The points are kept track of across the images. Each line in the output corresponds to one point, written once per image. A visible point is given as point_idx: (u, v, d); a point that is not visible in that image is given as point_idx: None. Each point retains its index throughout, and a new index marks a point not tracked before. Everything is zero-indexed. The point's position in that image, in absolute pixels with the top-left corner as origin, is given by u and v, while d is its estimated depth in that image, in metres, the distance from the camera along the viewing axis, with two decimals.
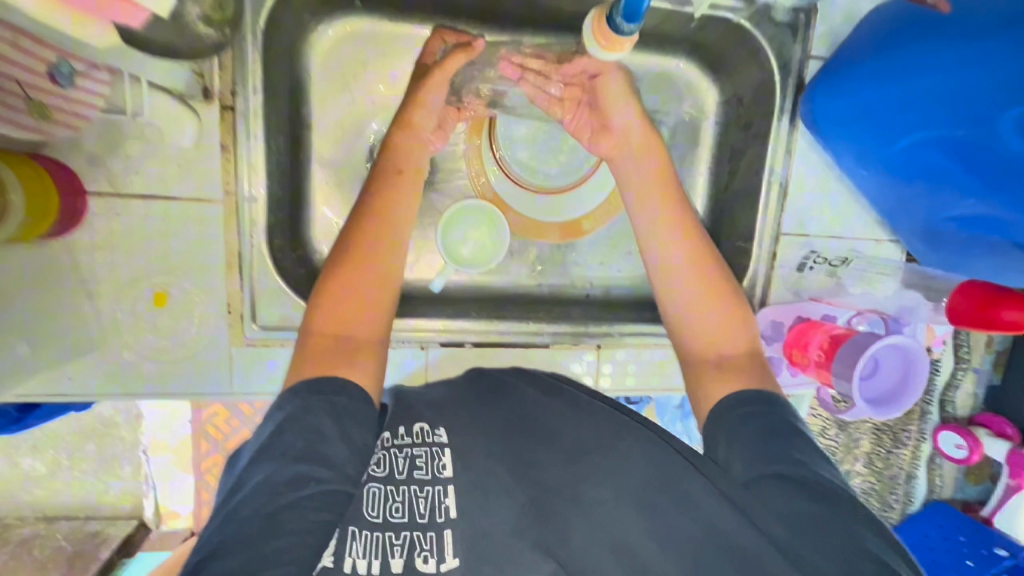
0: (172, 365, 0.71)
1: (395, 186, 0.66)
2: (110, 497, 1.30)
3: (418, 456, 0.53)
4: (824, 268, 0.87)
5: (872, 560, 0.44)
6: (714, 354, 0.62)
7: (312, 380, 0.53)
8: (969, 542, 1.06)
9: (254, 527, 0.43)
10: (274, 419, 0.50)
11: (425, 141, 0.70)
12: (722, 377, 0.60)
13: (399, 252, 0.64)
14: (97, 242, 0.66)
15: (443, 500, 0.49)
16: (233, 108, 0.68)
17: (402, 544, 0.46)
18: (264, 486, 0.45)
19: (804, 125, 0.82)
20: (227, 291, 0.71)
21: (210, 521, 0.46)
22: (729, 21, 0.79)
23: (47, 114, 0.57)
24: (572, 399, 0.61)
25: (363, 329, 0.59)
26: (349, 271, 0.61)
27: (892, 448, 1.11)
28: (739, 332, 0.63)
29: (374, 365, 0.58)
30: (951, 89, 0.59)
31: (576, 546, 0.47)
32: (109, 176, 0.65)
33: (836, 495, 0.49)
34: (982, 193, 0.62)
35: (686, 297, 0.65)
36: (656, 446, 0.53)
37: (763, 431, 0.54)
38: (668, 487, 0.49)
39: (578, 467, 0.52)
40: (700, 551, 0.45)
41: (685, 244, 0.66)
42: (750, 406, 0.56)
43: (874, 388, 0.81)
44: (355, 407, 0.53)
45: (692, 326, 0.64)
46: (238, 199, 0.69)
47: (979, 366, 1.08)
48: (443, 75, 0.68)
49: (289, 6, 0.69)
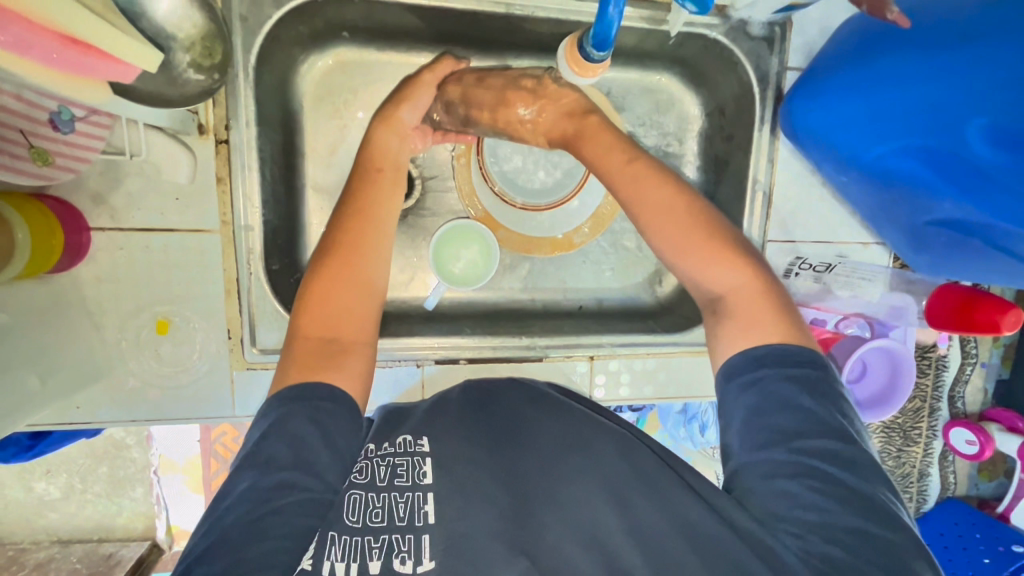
0: (174, 392, 0.73)
1: (375, 186, 0.71)
2: (122, 519, 1.35)
3: (399, 465, 0.57)
4: (810, 274, 0.87)
5: (845, 537, 0.46)
6: (715, 300, 0.59)
7: (299, 386, 0.56)
8: (985, 539, 1.07)
9: (240, 530, 0.47)
10: (260, 426, 0.54)
11: (406, 140, 0.75)
12: (734, 325, 0.57)
13: (383, 251, 0.68)
14: (101, 277, 0.69)
15: (422, 505, 0.53)
16: (227, 141, 0.70)
17: (380, 547, 0.50)
18: (251, 493, 0.49)
19: (784, 136, 0.84)
20: (227, 318, 0.73)
21: (198, 529, 0.50)
22: (707, 37, 0.81)
23: (47, 159, 0.57)
24: (554, 406, 0.67)
25: (349, 330, 0.63)
26: (333, 276, 0.64)
27: (903, 446, 1.11)
28: (733, 271, 0.59)
29: (360, 366, 0.61)
30: (920, 102, 0.62)
31: (548, 543, 0.51)
32: (110, 213, 0.68)
33: (834, 472, 0.48)
34: (958, 198, 0.63)
35: (680, 247, 0.61)
36: (628, 446, 0.59)
37: (762, 412, 0.51)
38: (640, 485, 0.55)
39: (555, 470, 0.58)
40: (666, 541, 0.50)
41: (668, 202, 0.63)
42: (749, 378, 0.53)
43: (864, 390, 0.84)
44: (342, 414, 0.56)
45: (693, 275, 0.61)
46: (234, 229, 0.72)
47: (988, 361, 1.10)
48: (433, 77, 0.76)
49: (278, 43, 0.72)
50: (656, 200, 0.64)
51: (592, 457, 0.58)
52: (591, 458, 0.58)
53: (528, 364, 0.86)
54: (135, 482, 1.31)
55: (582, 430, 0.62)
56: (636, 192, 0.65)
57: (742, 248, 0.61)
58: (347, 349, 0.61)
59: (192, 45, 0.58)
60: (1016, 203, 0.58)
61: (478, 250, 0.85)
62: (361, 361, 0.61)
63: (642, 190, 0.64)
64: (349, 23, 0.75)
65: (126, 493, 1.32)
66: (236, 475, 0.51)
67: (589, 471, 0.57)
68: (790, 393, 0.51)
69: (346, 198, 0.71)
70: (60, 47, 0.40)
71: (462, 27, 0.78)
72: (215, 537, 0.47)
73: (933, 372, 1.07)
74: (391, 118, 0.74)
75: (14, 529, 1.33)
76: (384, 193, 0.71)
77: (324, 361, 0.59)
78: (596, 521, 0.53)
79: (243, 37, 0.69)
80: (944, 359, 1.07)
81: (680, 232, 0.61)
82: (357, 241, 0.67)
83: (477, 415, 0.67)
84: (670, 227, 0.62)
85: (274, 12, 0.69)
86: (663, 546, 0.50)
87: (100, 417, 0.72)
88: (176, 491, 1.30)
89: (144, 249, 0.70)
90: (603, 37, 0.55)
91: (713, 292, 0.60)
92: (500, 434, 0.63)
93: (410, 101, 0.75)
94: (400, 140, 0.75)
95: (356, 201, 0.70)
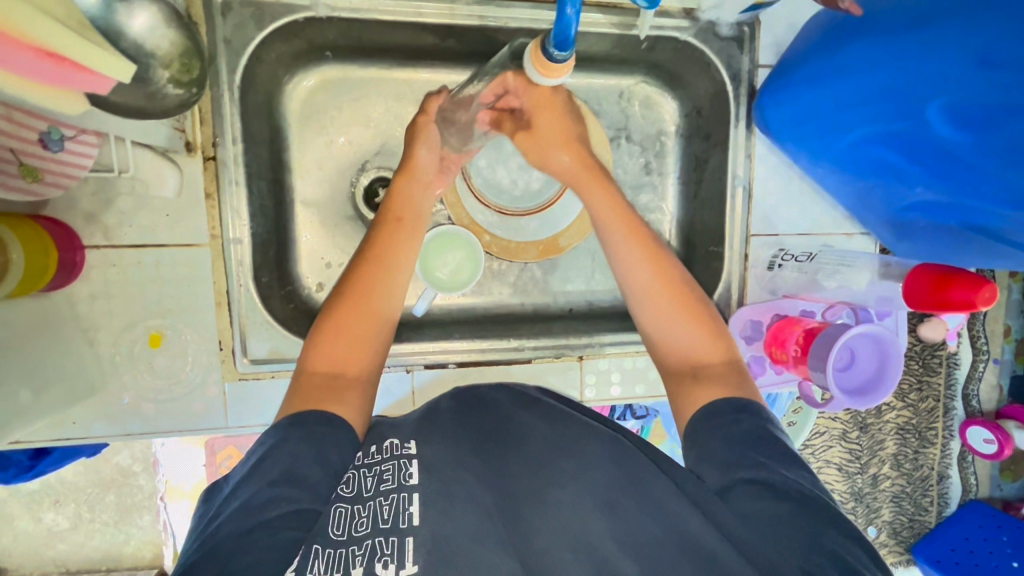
0: (169, 405, 0.75)
1: (398, 235, 0.75)
2: (129, 548, 1.35)
3: (385, 471, 0.57)
4: (793, 265, 0.87)
5: (822, 551, 0.48)
6: (693, 366, 0.68)
7: (295, 415, 0.59)
8: (1013, 541, 1.09)
9: (229, 544, 0.48)
10: (256, 453, 0.56)
11: (427, 185, 0.79)
12: (702, 384, 0.66)
13: (396, 299, 0.72)
14: (96, 293, 0.71)
15: (407, 507, 0.53)
16: (215, 157, 0.73)
17: (363, 554, 0.49)
18: (241, 511, 0.50)
19: (760, 131, 0.85)
20: (218, 330, 0.75)
21: (189, 545, 0.51)
22: (677, 40, 0.84)
23: (37, 176, 0.59)
24: (544, 411, 0.67)
25: (353, 365, 0.67)
26: (345, 313, 0.69)
27: (920, 449, 1.14)
28: (709, 340, 0.69)
29: (360, 400, 0.64)
30: (884, 90, 0.63)
31: (538, 547, 0.51)
32: (104, 231, 0.71)
33: (797, 493, 0.53)
34: (931, 180, 0.65)
35: (662, 311, 0.72)
36: (618, 448, 0.59)
37: (729, 439, 0.58)
38: (631, 489, 0.54)
39: (543, 474, 0.57)
40: (661, 546, 0.49)
41: (651, 270, 0.73)
42: (724, 417, 0.60)
43: (851, 378, 0.81)
44: (334, 434, 0.58)
45: (673, 342, 0.70)
46: (223, 242, 0.74)
47: (1000, 358, 1.11)
48: (428, 117, 0.78)
49: (263, 63, 0.75)
50: (655, 269, 0.73)
51: (581, 457, 0.58)
52: (582, 459, 0.57)
53: (518, 367, 0.86)
54: (142, 510, 1.32)
55: (574, 433, 0.61)
56: (637, 249, 0.73)
57: (718, 321, 0.72)
58: (348, 384, 0.65)
59: None
60: (991, 187, 0.59)
61: (464, 255, 0.86)
62: (360, 396, 0.65)
63: (645, 251, 0.73)
64: (331, 42, 0.78)
65: (133, 521, 1.33)
66: (232, 493, 0.53)
67: (578, 474, 0.56)
68: (755, 428, 0.59)
69: (367, 244, 0.75)
70: (37, 59, 0.40)
71: (441, 40, 0.80)
72: (206, 550, 0.48)
73: (944, 371, 1.11)
74: (413, 168, 0.78)
75: (23, 560, 1.34)
76: (401, 242, 0.75)
77: (326, 394, 0.63)
78: (584, 518, 0.52)
79: (228, 58, 0.72)
80: (955, 357, 1.10)
81: (673, 305, 0.72)
82: (372, 282, 0.71)
83: (467, 417, 0.68)
84: (667, 299, 0.72)
85: (257, 34, 0.72)
86: (655, 547, 0.49)
87: (96, 432, 0.74)
88: (181, 518, 1.26)
89: (135, 266, 0.72)
90: (564, 35, 0.55)
91: (694, 359, 0.68)
92: (488, 432, 0.64)
93: (426, 142, 0.78)
94: (425, 191, 0.78)
95: (374, 251, 0.73)
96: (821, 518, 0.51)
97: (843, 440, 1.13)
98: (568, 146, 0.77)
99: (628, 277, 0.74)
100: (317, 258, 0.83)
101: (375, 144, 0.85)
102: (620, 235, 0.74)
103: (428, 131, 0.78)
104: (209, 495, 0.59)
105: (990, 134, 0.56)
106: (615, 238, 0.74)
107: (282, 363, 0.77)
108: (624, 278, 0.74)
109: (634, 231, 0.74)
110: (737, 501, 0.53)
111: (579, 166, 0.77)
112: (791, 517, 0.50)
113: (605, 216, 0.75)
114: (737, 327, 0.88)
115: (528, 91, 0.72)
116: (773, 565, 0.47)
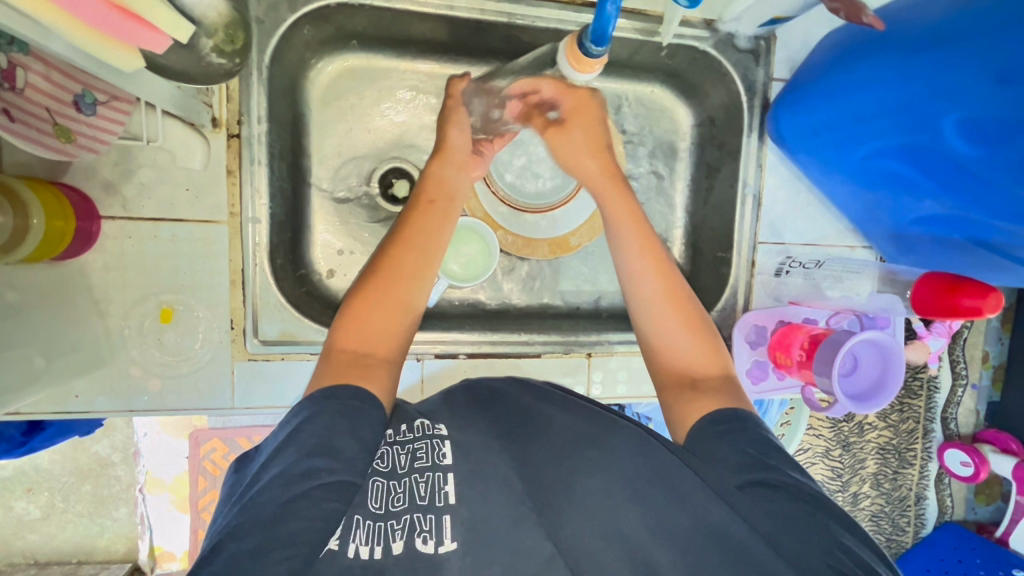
0: (175, 382, 0.73)
1: (428, 213, 0.73)
2: (103, 540, 1.31)
3: (418, 449, 0.59)
4: (800, 272, 0.91)
5: (845, 551, 0.48)
6: (692, 377, 0.68)
7: (328, 389, 0.58)
8: (985, 563, 1.12)
9: (270, 512, 0.48)
10: (290, 424, 0.55)
11: (456, 165, 0.77)
12: (695, 397, 0.66)
13: (423, 288, 0.70)
14: (109, 264, 0.70)
15: (443, 486, 0.55)
16: (240, 135, 0.73)
17: (402, 528, 0.52)
18: (281, 478, 0.50)
19: (772, 141, 0.87)
20: (231, 308, 0.74)
21: (228, 510, 0.51)
22: (697, 50, 0.86)
23: (69, 136, 0.56)
24: (562, 402, 0.67)
25: (380, 347, 0.65)
26: (372, 298, 0.67)
27: (899, 470, 1.17)
28: (708, 355, 0.70)
29: (387, 378, 0.63)
30: (902, 103, 0.65)
31: (568, 534, 0.52)
32: (122, 202, 0.70)
33: (808, 495, 0.54)
34: (939, 195, 0.68)
35: (665, 324, 0.72)
36: (642, 439, 0.58)
37: (736, 442, 0.59)
38: (657, 480, 0.54)
39: (570, 462, 0.57)
40: (689, 538, 0.49)
41: (660, 281, 0.73)
42: (723, 425, 0.61)
43: (854, 383, 0.84)
44: (368, 412, 0.57)
45: (672, 352, 0.71)
46: (242, 220, 0.74)
47: (978, 383, 1.15)
48: (455, 99, 0.78)
49: (292, 45, 0.76)
50: (663, 280, 0.73)
51: (608, 451, 0.58)
52: (608, 451, 0.58)
53: (527, 361, 0.86)
54: (118, 502, 1.29)
55: (598, 426, 0.62)
56: (648, 257, 0.74)
57: (715, 337, 0.72)
58: (377, 363, 0.64)
59: (216, 31, 0.58)
60: (997, 200, 0.62)
61: (478, 249, 0.86)
62: (387, 375, 0.63)
63: (653, 260, 0.74)
64: (358, 31, 0.79)
65: (108, 513, 1.29)
66: (270, 460, 0.53)
67: (607, 467, 0.56)
68: (759, 433, 0.60)
69: (399, 224, 0.73)
70: (105, 9, 0.41)
71: (467, 35, 0.81)
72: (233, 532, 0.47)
73: (925, 394, 1.14)
74: (445, 150, 0.77)
75: None
76: (436, 223, 0.73)
77: (355, 371, 0.61)
78: (615, 509, 0.52)
79: (259, 38, 0.72)
80: (936, 380, 1.14)
81: (677, 320, 0.72)
82: (405, 263, 0.70)
83: (479, 407, 0.68)
84: (673, 316, 0.72)
85: (289, 15, 0.73)
86: (686, 543, 0.49)
87: (98, 406, 0.72)
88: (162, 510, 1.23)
89: (152, 238, 0.71)
90: (601, 32, 0.57)
91: (693, 369, 0.69)
92: (504, 423, 0.65)
93: (457, 125, 0.78)
94: (461, 172, 0.78)
95: (394, 240, 0.72)
96: (840, 521, 0.52)
97: (826, 457, 1.15)
98: (596, 153, 0.79)
99: (634, 287, 0.74)
100: (329, 244, 0.84)
101: (395, 135, 0.86)
102: (635, 239, 0.75)
103: (459, 114, 0.78)
104: (240, 464, 0.58)
105: (1000, 150, 0.58)
106: (630, 243, 0.75)
107: (292, 346, 0.77)
108: (631, 289, 0.75)
109: (648, 238, 0.75)
110: (756, 498, 0.53)
111: (599, 175, 0.78)
112: (805, 517, 0.51)
113: (621, 219, 0.75)
114: (743, 331, 0.89)
115: (569, 96, 0.77)
116: (802, 561, 0.47)
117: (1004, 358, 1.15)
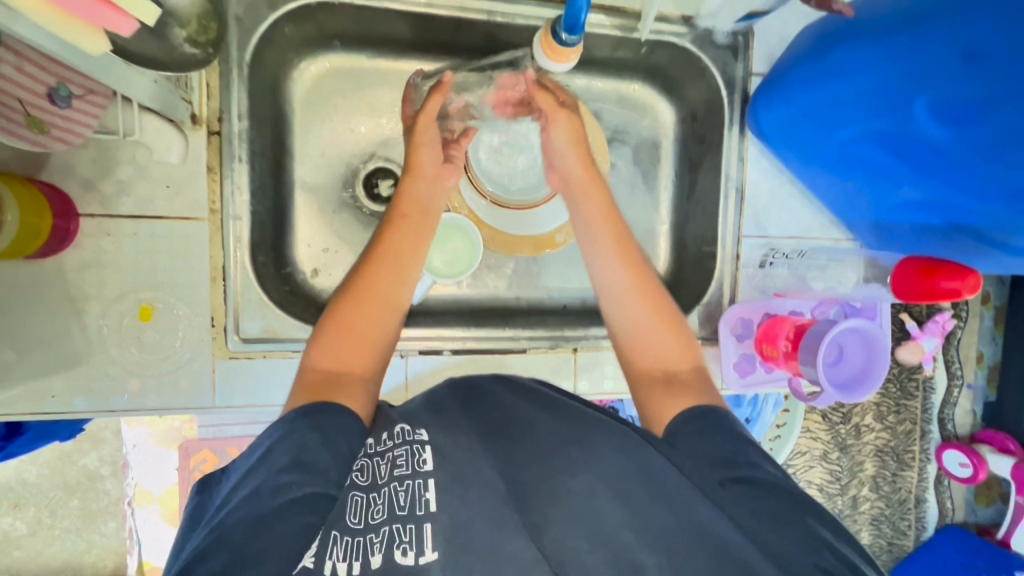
0: (154, 379, 0.73)
1: (399, 229, 0.73)
2: (92, 555, 1.29)
3: (398, 456, 0.57)
4: (784, 264, 0.91)
5: (832, 551, 0.47)
6: (665, 373, 0.68)
7: (308, 405, 0.58)
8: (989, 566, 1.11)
9: (242, 532, 0.47)
10: (264, 445, 0.54)
11: (434, 178, 0.78)
12: (668, 394, 0.65)
13: (407, 289, 0.71)
14: (87, 262, 0.70)
15: (423, 494, 0.53)
16: (220, 132, 0.73)
17: (381, 540, 0.50)
18: (253, 496, 0.49)
19: (753, 135, 0.88)
20: (212, 304, 0.74)
21: (196, 535, 0.50)
22: (675, 45, 0.87)
23: (42, 127, 0.57)
24: (546, 400, 0.67)
25: (358, 364, 0.65)
26: (353, 306, 0.67)
27: (898, 472, 1.16)
28: (683, 351, 0.70)
29: (363, 394, 0.63)
30: (877, 87, 0.66)
31: (552, 538, 0.51)
32: (101, 199, 0.70)
33: (784, 490, 0.53)
34: (916, 180, 0.69)
35: (635, 314, 0.72)
36: (623, 436, 0.58)
37: (717, 434, 0.57)
38: (642, 477, 0.53)
39: (554, 464, 0.56)
40: (674, 539, 0.49)
41: (627, 272, 0.74)
42: (697, 422, 0.59)
43: (838, 373, 0.84)
44: (341, 421, 0.57)
45: (648, 346, 0.70)
46: (223, 217, 0.74)
47: (973, 383, 1.14)
48: (427, 115, 0.77)
49: (274, 45, 0.77)
50: (632, 272, 0.74)
51: (591, 450, 0.57)
52: (594, 450, 0.56)
53: (512, 357, 0.86)
54: (108, 516, 1.27)
55: (580, 426, 0.61)
56: (613, 253, 0.75)
57: (685, 330, 0.72)
58: (353, 381, 0.63)
59: (188, 21, 0.59)
60: (972, 182, 0.62)
61: (462, 245, 0.86)
62: (365, 390, 0.63)
63: (629, 254, 0.74)
64: (340, 31, 0.80)
65: (96, 526, 1.27)
66: (239, 484, 0.51)
67: (591, 466, 0.55)
68: (738, 427, 0.59)
69: (373, 244, 0.73)
70: None
71: (448, 34, 0.82)
72: None
73: (921, 395, 1.13)
74: (417, 169, 0.77)
75: None
76: (408, 242, 0.73)
77: (330, 389, 0.61)
78: (599, 506, 0.52)
79: (240, 36, 0.73)
80: (931, 381, 1.13)
81: (646, 313, 0.72)
82: (386, 268, 0.70)
83: (464, 408, 0.67)
84: (643, 306, 0.72)
85: (270, 14, 0.74)
86: (676, 545, 0.48)
87: (75, 407, 0.71)
88: (152, 525, 1.20)
89: (131, 235, 0.71)
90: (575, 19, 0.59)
91: (666, 365, 0.68)
92: (487, 422, 0.64)
93: (427, 143, 0.78)
94: (435, 187, 0.78)
95: (375, 250, 0.72)
96: (822, 518, 0.51)
97: (823, 460, 1.14)
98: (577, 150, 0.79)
99: (602, 280, 0.75)
100: (315, 245, 0.83)
101: (378, 135, 0.86)
102: (608, 237, 0.75)
103: (427, 132, 0.77)
104: (204, 487, 0.57)
105: (976, 130, 0.58)
106: (603, 242, 0.75)
107: (275, 343, 0.77)
108: (598, 278, 0.76)
109: (619, 233, 0.76)
110: (738, 496, 0.52)
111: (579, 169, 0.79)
112: (784, 511, 0.51)
113: (595, 217, 0.77)
114: (728, 326, 0.89)
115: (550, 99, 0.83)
116: (785, 561, 0.47)
117: (998, 358, 1.14)
